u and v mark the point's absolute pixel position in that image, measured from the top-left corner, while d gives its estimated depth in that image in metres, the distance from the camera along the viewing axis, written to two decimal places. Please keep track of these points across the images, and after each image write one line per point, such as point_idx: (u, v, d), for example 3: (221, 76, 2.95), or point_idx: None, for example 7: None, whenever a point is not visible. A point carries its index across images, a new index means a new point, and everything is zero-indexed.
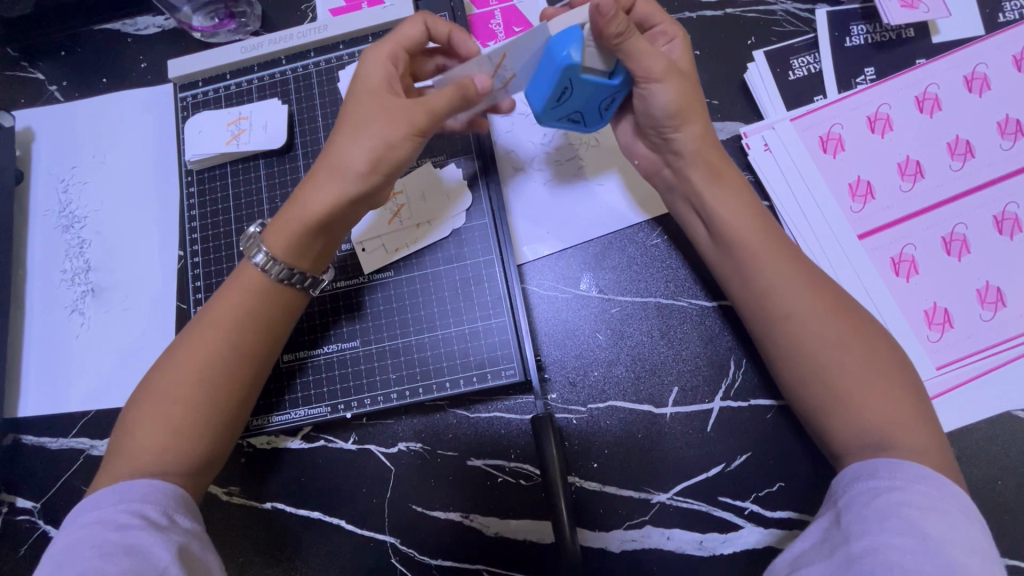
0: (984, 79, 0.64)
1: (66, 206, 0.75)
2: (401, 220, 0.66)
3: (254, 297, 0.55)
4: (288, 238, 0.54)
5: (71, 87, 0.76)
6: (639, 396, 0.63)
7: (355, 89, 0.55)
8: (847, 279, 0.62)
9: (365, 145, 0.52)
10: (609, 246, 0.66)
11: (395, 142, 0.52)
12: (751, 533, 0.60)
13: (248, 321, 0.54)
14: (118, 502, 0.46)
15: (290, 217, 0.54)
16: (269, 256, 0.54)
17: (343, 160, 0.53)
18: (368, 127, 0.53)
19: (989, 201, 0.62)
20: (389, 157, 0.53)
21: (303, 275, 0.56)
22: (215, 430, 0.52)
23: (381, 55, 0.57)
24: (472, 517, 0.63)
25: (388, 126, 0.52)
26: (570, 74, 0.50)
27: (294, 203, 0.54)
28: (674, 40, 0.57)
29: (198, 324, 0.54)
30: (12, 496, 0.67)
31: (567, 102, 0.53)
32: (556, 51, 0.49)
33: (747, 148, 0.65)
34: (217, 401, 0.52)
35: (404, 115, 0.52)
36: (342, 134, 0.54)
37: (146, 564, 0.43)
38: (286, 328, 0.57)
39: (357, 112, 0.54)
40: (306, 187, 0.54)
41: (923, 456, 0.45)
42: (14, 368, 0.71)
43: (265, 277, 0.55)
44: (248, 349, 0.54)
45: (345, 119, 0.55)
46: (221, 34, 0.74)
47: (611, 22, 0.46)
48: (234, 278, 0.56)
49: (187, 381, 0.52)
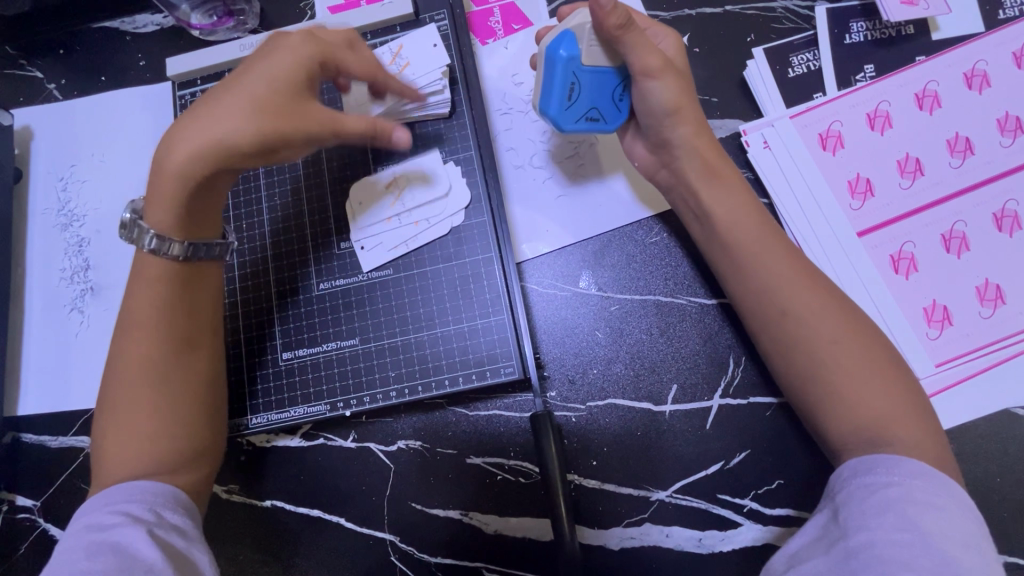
0: (984, 76, 0.64)
1: (65, 204, 0.75)
2: (400, 217, 0.66)
3: (167, 282, 0.54)
4: (168, 207, 0.52)
5: (69, 85, 0.76)
6: (638, 394, 0.63)
7: (265, 67, 0.52)
8: (846, 276, 0.62)
9: (244, 124, 0.50)
10: (607, 245, 0.66)
11: (287, 139, 0.51)
12: (749, 530, 0.60)
13: (169, 308, 0.54)
14: (106, 505, 0.47)
15: (169, 185, 0.51)
16: (158, 236, 0.53)
17: (222, 136, 0.50)
18: (255, 113, 0.50)
19: (989, 198, 0.62)
20: (270, 146, 0.51)
21: (203, 246, 0.55)
22: (189, 423, 0.53)
23: (304, 51, 0.53)
24: (470, 514, 0.63)
25: (288, 120, 0.51)
26: (573, 67, 0.53)
27: (163, 166, 0.51)
28: (666, 38, 0.59)
29: (126, 322, 0.54)
30: (12, 495, 0.67)
31: (579, 98, 0.55)
32: (555, 52, 0.53)
33: (746, 145, 0.65)
34: (173, 393, 0.52)
35: (307, 119, 0.51)
36: (222, 108, 0.50)
37: (134, 562, 0.43)
38: (209, 306, 0.57)
39: (252, 86, 0.50)
40: (176, 155, 0.51)
41: (920, 451, 0.45)
42: (14, 366, 0.71)
43: (168, 260, 0.54)
44: (179, 334, 0.54)
45: (231, 94, 0.51)
46: (220, 32, 0.74)
47: (611, 12, 0.50)
48: (138, 271, 0.55)
49: (138, 382, 0.52)
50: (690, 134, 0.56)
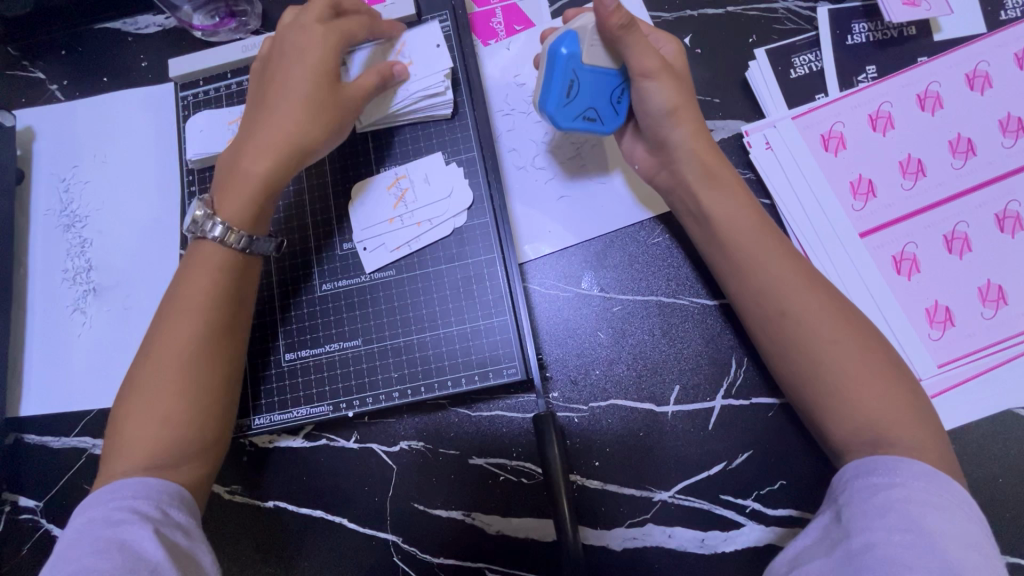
0: (986, 76, 0.64)
1: (67, 205, 0.75)
2: (402, 219, 0.66)
3: (222, 271, 0.55)
4: (251, 210, 0.56)
5: (72, 86, 0.76)
6: (640, 395, 0.63)
7: (302, 61, 0.57)
8: (848, 277, 0.62)
9: (323, 121, 0.57)
10: (610, 246, 0.66)
11: (345, 128, 0.60)
12: (751, 531, 0.60)
13: (218, 298, 0.54)
14: (108, 500, 0.47)
15: (252, 190, 0.56)
16: (227, 227, 0.55)
17: (304, 133, 0.56)
18: (326, 107, 0.57)
19: (991, 199, 0.62)
20: (341, 135, 0.59)
21: (261, 241, 0.57)
22: (210, 411, 0.53)
23: (330, 38, 0.58)
24: (473, 515, 0.63)
25: (343, 110, 0.59)
26: (573, 65, 0.53)
27: (247, 172, 0.55)
28: (667, 44, 0.59)
29: (170, 307, 0.54)
30: (15, 496, 0.67)
31: (577, 96, 0.55)
32: (555, 49, 0.53)
33: (748, 146, 0.65)
34: (203, 382, 0.52)
35: (354, 105, 0.59)
36: (293, 107, 0.56)
37: (139, 561, 0.43)
38: (249, 299, 0.58)
39: (309, 84, 0.56)
40: (261, 158, 0.55)
41: (922, 452, 0.45)
42: (17, 367, 0.71)
43: (225, 249, 0.55)
44: (220, 325, 0.54)
45: (293, 94, 0.56)
46: (222, 33, 0.74)
47: (613, 13, 0.50)
48: (193, 258, 0.56)
49: (172, 366, 0.52)
50: (687, 134, 0.56)
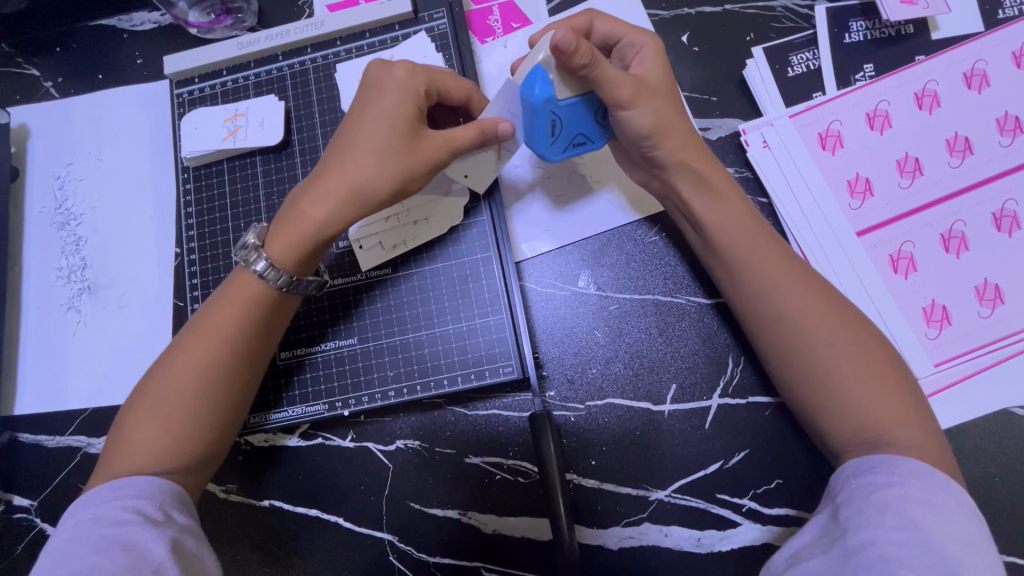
0: (983, 75, 0.64)
1: (61, 204, 0.74)
2: (399, 216, 0.64)
3: (254, 304, 0.54)
4: (297, 252, 0.54)
5: (66, 83, 0.76)
6: (637, 393, 0.63)
7: (377, 98, 0.53)
8: (845, 275, 0.62)
9: (385, 165, 0.52)
10: (607, 244, 0.66)
11: (416, 177, 0.53)
12: (748, 530, 0.60)
13: (247, 328, 0.53)
14: (112, 500, 0.46)
15: (304, 233, 0.53)
16: (270, 264, 0.53)
17: (364, 178, 0.52)
18: (390, 150, 0.52)
19: (988, 198, 0.62)
20: (407, 185, 0.54)
21: (305, 282, 0.56)
22: (210, 435, 0.52)
23: (410, 71, 0.54)
24: (470, 514, 0.63)
25: (412, 158, 0.53)
26: (551, 106, 0.51)
27: (306, 216, 0.53)
28: (645, 45, 0.56)
29: (198, 325, 0.53)
30: (9, 495, 0.67)
31: (562, 130, 0.53)
32: (529, 93, 0.50)
33: (746, 145, 0.65)
34: (212, 405, 0.52)
35: (431, 154, 0.53)
36: (360, 149, 0.52)
37: (142, 561, 0.43)
38: (281, 330, 0.57)
39: (381, 123, 0.52)
40: (320, 202, 0.53)
41: (919, 452, 0.44)
42: (11, 365, 0.71)
43: (263, 286, 0.53)
44: (245, 355, 0.53)
45: (362, 131, 0.53)
46: (218, 30, 0.74)
47: (574, 56, 0.46)
48: (230, 284, 0.55)
49: (185, 387, 0.51)
50: (674, 150, 0.54)
